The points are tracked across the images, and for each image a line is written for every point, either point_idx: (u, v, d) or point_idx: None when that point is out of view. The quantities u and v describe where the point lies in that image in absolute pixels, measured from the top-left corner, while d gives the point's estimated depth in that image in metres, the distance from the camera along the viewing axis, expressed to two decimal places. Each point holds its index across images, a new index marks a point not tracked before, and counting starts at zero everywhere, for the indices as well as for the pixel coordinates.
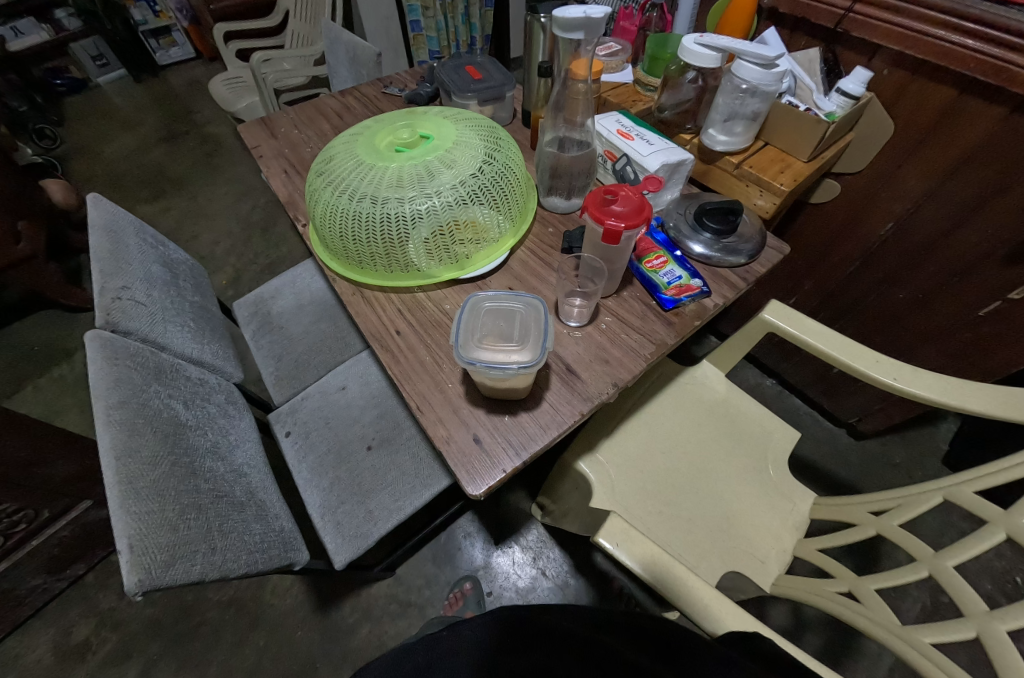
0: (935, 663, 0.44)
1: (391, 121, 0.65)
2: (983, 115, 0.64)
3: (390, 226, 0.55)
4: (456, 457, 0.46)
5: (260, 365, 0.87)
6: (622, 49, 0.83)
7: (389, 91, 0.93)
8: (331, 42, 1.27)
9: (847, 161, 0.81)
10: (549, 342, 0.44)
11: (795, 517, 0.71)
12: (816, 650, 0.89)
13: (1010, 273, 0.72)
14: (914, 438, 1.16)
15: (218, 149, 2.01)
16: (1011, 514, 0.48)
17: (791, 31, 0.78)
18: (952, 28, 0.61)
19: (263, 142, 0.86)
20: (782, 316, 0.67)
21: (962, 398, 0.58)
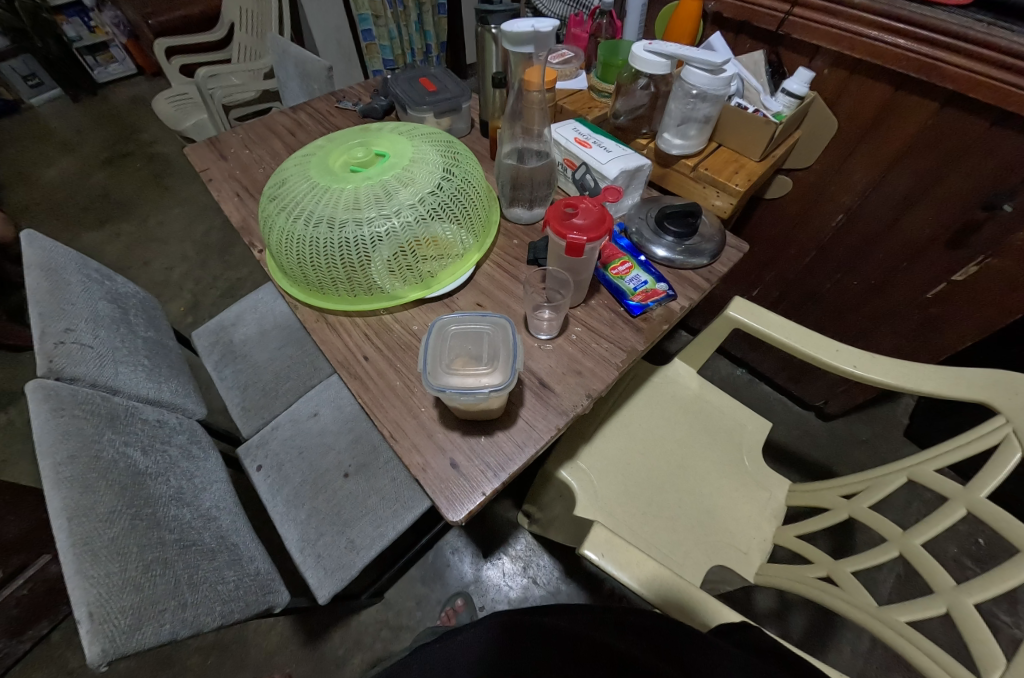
0: (912, 643, 0.45)
1: (345, 140, 0.63)
2: (917, 109, 0.67)
3: (350, 250, 0.54)
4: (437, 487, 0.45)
5: (225, 397, 0.83)
6: (575, 56, 0.84)
7: (342, 105, 0.91)
8: (279, 55, 1.23)
9: (796, 157, 0.84)
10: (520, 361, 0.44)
11: (772, 505, 0.73)
12: (802, 629, 0.93)
13: (952, 256, 0.76)
14: (877, 415, 1.21)
15: (168, 169, 1.92)
16: (969, 490, 0.51)
17: (735, 34, 0.79)
18: (885, 29, 0.64)
19: (212, 164, 0.82)
20: (746, 312, 0.69)
21: (918, 379, 0.60)
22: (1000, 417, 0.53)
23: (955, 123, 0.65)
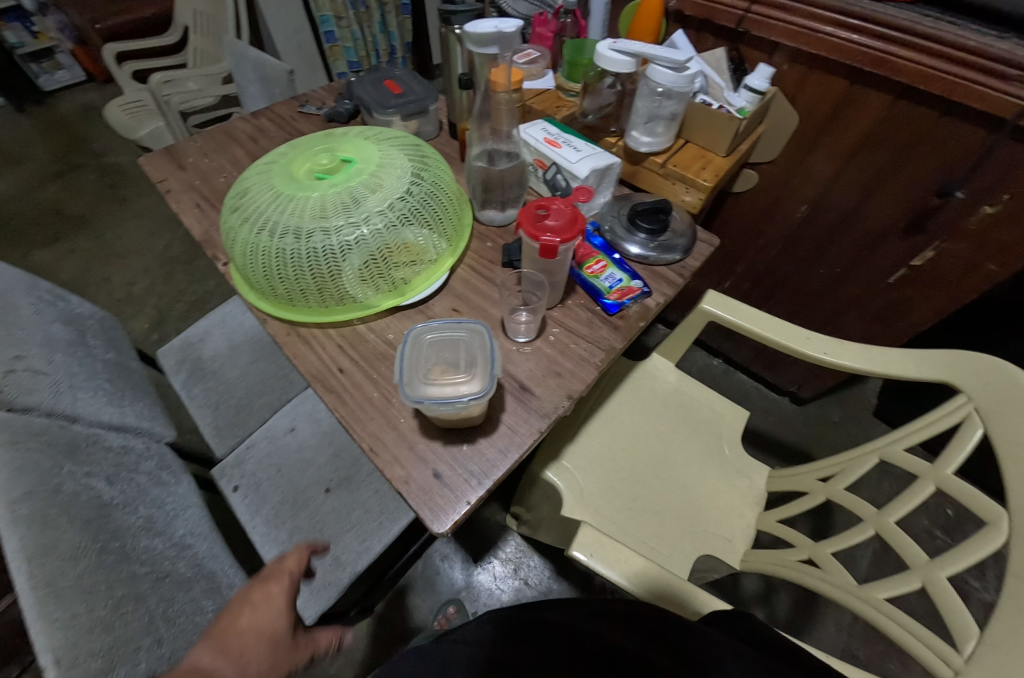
0: (892, 620, 0.47)
1: (308, 146, 0.61)
2: (873, 102, 0.70)
3: (319, 261, 0.52)
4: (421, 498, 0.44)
5: (195, 417, 0.80)
6: (541, 56, 0.84)
7: (306, 109, 0.88)
8: (237, 59, 1.19)
9: (761, 151, 0.86)
10: (497, 367, 0.44)
11: (753, 492, 0.74)
12: (787, 608, 0.95)
13: (910, 242, 0.79)
14: (848, 397, 1.26)
15: (125, 180, 1.83)
16: (938, 467, 0.53)
17: (697, 32, 0.81)
18: (840, 25, 0.66)
19: (169, 174, 0.78)
20: (720, 305, 0.70)
21: (884, 363, 0.63)
22: (963, 396, 0.55)
23: (908, 115, 0.68)
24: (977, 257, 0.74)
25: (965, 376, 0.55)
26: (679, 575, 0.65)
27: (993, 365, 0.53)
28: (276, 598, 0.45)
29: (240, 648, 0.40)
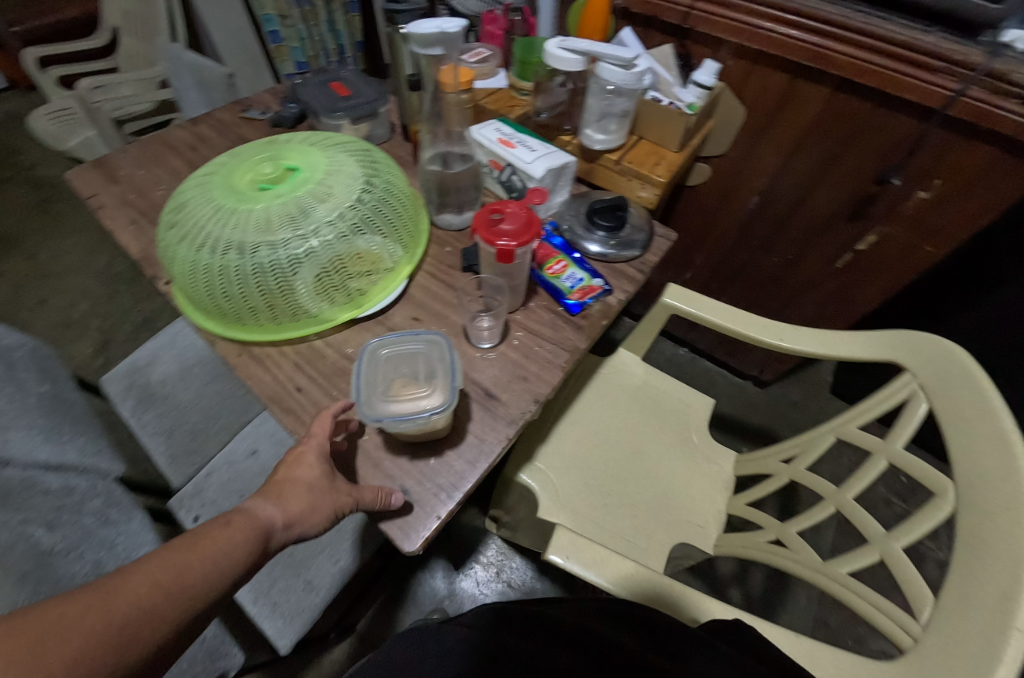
0: (855, 593, 0.49)
1: (250, 154, 0.58)
2: (814, 95, 0.72)
3: (267, 276, 0.50)
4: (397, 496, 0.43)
5: (147, 446, 0.75)
6: (493, 54, 0.82)
7: (248, 114, 0.84)
8: (172, 62, 1.12)
9: (712, 145, 0.88)
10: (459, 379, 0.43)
11: (722, 477, 0.77)
12: (760, 585, 0.99)
13: (854, 228, 0.83)
14: (806, 376, 1.31)
15: (57, 194, 1.70)
16: (889, 443, 0.56)
17: (645, 29, 0.81)
18: (779, 21, 0.68)
19: (100, 189, 0.73)
20: (680, 298, 0.72)
21: (836, 346, 0.65)
22: (907, 373, 0.58)
23: (846, 106, 0.71)
24: (914, 239, 0.78)
25: (909, 355, 0.58)
26: (656, 565, 0.67)
27: (931, 343, 0.57)
28: (308, 455, 0.43)
29: (281, 495, 0.40)
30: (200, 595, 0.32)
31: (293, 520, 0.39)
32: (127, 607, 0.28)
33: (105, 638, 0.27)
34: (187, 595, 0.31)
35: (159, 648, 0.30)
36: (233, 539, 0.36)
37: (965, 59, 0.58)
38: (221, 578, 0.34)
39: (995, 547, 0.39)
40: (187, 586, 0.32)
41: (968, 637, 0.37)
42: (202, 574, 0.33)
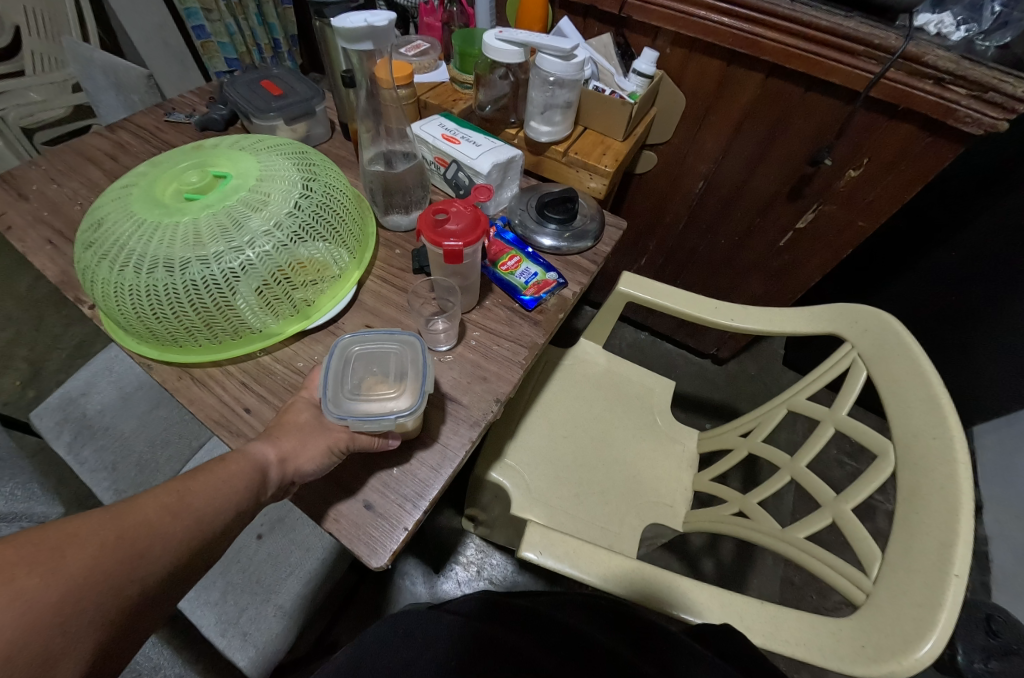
0: (812, 555, 0.52)
1: (173, 163, 0.54)
2: (749, 80, 0.75)
3: (201, 294, 0.46)
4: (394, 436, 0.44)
5: (89, 483, 0.69)
6: (432, 47, 0.81)
7: (173, 118, 0.78)
8: (83, 64, 1.03)
9: (657, 133, 0.89)
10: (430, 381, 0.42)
11: (687, 456, 0.79)
12: (730, 554, 1.04)
13: (794, 208, 0.87)
14: (761, 350, 1.38)
15: None
16: (834, 411, 0.59)
17: (584, 18, 0.81)
18: (711, 9, 0.69)
19: (6, 207, 0.66)
20: (635, 285, 0.73)
21: (782, 322, 0.68)
22: (847, 344, 0.62)
23: (780, 90, 0.73)
24: (848, 215, 0.82)
25: (848, 327, 0.62)
26: (629, 548, 0.68)
27: (867, 313, 0.60)
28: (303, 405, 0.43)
29: (278, 437, 0.40)
30: (210, 522, 0.32)
31: (287, 455, 0.38)
32: (143, 526, 0.28)
33: (118, 552, 0.27)
34: (199, 521, 0.31)
35: (178, 567, 0.30)
36: (239, 477, 0.35)
37: (883, 42, 0.61)
38: (231, 508, 0.33)
39: (932, 501, 0.42)
40: (200, 512, 0.31)
41: (913, 586, 0.40)
42: (213, 503, 0.32)
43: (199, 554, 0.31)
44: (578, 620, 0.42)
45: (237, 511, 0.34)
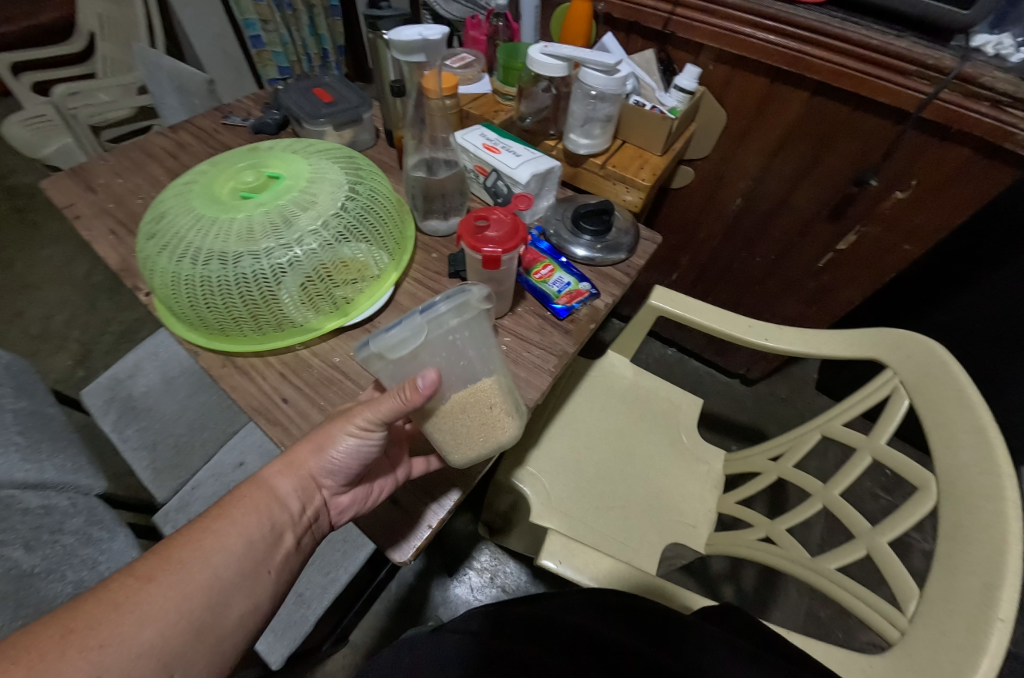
0: (843, 587, 0.50)
1: (231, 162, 0.57)
2: (794, 97, 0.74)
3: (250, 286, 0.49)
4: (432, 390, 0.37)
5: (130, 461, 0.73)
6: (476, 60, 0.83)
7: (230, 121, 0.83)
8: (151, 69, 1.11)
9: (694, 148, 0.89)
10: (475, 287, 0.39)
11: (712, 476, 0.77)
12: (752, 581, 1.01)
13: (835, 229, 0.85)
14: (793, 373, 1.34)
15: (31, 203, 1.66)
16: (872, 439, 0.57)
17: (627, 34, 0.82)
18: (757, 27, 0.69)
19: (76, 198, 0.71)
20: (667, 300, 0.73)
21: (819, 345, 0.66)
22: (889, 370, 0.60)
23: (825, 109, 0.72)
24: (893, 239, 0.80)
25: (890, 353, 0.59)
26: (649, 566, 0.67)
27: (910, 340, 0.58)
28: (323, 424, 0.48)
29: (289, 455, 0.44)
30: (213, 568, 0.35)
31: (293, 463, 0.41)
32: (121, 603, 0.30)
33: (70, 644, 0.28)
34: (202, 570, 0.34)
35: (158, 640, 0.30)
36: (242, 518, 0.38)
37: (937, 63, 0.59)
38: (239, 549, 0.37)
39: (978, 541, 0.40)
40: (201, 562, 0.34)
41: (953, 629, 0.38)
42: (214, 549, 0.36)
43: (211, 599, 0.34)
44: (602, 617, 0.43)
45: (247, 549, 0.37)
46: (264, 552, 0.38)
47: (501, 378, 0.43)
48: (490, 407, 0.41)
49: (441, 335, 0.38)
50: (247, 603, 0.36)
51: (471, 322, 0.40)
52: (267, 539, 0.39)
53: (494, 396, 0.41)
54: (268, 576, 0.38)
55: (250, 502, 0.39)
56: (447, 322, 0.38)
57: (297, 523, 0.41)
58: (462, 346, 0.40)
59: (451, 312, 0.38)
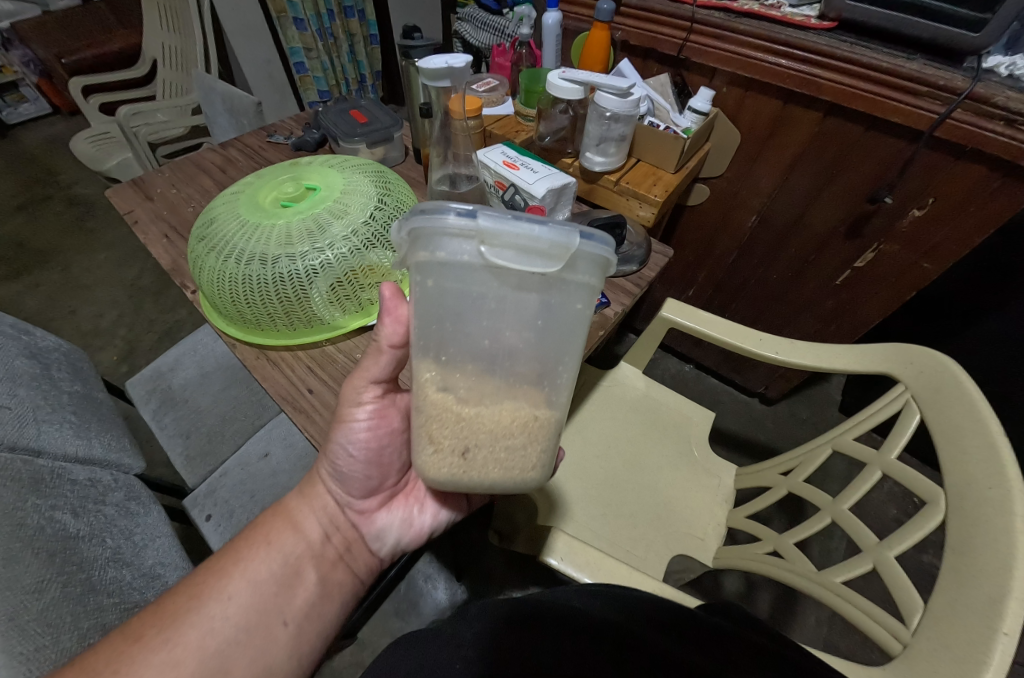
0: (852, 602, 0.50)
1: (274, 175, 0.62)
2: (806, 118, 0.76)
3: (285, 286, 0.54)
4: (399, 321, 0.43)
5: (166, 447, 0.78)
6: (500, 84, 0.89)
7: (273, 139, 0.91)
8: (206, 92, 1.22)
9: (709, 167, 0.92)
10: (485, 217, 0.30)
11: (722, 490, 0.77)
12: (768, 605, 0.98)
13: (852, 246, 0.85)
14: (814, 394, 1.31)
15: (90, 211, 1.81)
16: (882, 453, 0.57)
17: (644, 60, 0.87)
18: (769, 51, 0.72)
19: (135, 206, 0.79)
20: (678, 312, 0.74)
21: (830, 359, 0.67)
22: (901, 385, 0.60)
23: (838, 129, 0.74)
24: (911, 256, 0.80)
25: (902, 367, 0.59)
26: (655, 576, 0.67)
27: (922, 354, 0.58)
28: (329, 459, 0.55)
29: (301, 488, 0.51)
30: (211, 621, 0.39)
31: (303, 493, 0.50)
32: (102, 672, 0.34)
33: None
34: (203, 624, 0.38)
35: None
36: (259, 557, 0.44)
37: (948, 84, 0.61)
38: (247, 597, 0.41)
39: (986, 555, 0.40)
40: (202, 617, 0.39)
41: (957, 642, 0.37)
42: (219, 599, 0.40)
43: (205, 666, 0.37)
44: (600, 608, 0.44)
45: (254, 600, 0.41)
46: (276, 601, 0.42)
47: (466, 407, 0.34)
48: (432, 421, 0.35)
49: (431, 266, 0.33)
50: (253, 668, 0.39)
51: (474, 272, 0.32)
52: (279, 581, 0.44)
53: (448, 406, 0.35)
54: (283, 628, 0.42)
55: (268, 538, 0.46)
56: (437, 249, 0.32)
57: (323, 556, 0.48)
58: (455, 297, 0.33)
59: (444, 239, 0.31)
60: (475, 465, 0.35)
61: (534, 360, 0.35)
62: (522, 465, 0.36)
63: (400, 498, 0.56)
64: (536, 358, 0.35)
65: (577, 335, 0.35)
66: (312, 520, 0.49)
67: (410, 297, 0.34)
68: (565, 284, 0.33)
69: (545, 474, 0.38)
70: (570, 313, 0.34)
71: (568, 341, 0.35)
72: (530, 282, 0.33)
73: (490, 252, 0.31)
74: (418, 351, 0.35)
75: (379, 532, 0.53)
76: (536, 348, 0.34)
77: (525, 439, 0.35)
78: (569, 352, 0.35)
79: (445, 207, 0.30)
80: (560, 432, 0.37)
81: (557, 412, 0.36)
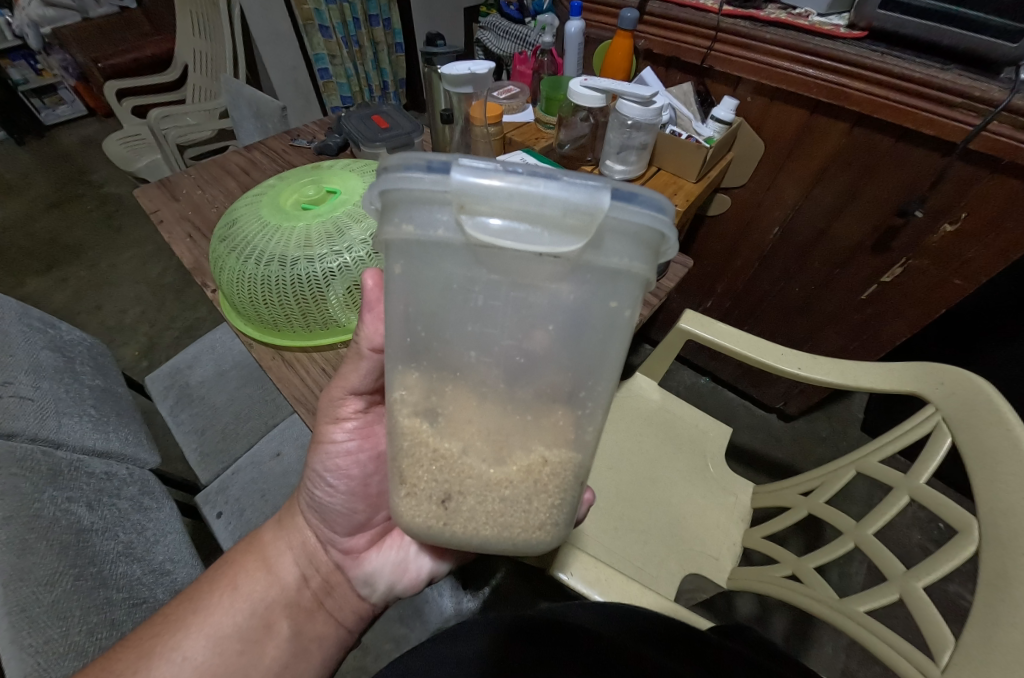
0: (873, 633, 0.47)
1: (296, 177, 0.63)
2: (834, 127, 0.74)
3: (303, 287, 0.54)
4: (380, 318, 0.41)
5: (181, 442, 0.80)
6: (521, 92, 0.90)
7: (297, 143, 0.92)
8: (233, 96, 1.25)
9: (731, 177, 0.90)
10: (461, 174, 0.27)
11: (738, 508, 0.75)
12: (784, 629, 0.95)
13: (879, 260, 0.82)
14: (835, 412, 1.27)
15: (119, 210, 1.86)
16: (910, 477, 0.54)
17: (666, 68, 0.86)
18: (796, 60, 0.71)
19: (161, 205, 0.81)
20: (696, 324, 0.73)
21: (856, 377, 0.65)
22: (931, 406, 0.57)
23: (866, 139, 0.72)
24: (942, 272, 0.77)
25: (932, 388, 0.57)
26: (667, 595, 0.65)
27: (953, 375, 0.56)
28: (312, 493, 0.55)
29: (284, 522, 0.52)
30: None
31: (280, 529, 0.52)
32: None
33: None
34: None
35: None
36: (226, 608, 0.45)
37: (984, 95, 0.59)
38: (211, 655, 0.42)
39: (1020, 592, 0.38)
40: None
41: None
42: (173, 660, 0.40)
43: None
44: (608, 625, 0.43)
45: (212, 659, 0.42)
46: (241, 659, 0.43)
47: (446, 445, 0.33)
48: (409, 460, 0.34)
49: (405, 243, 0.30)
50: None
51: (456, 247, 0.29)
52: (247, 639, 0.44)
53: (429, 444, 0.33)
54: None
55: (235, 581, 0.46)
56: (410, 219, 0.29)
57: (298, 604, 0.48)
58: (438, 285, 0.30)
59: (418, 209, 0.29)
60: (459, 518, 0.35)
61: (544, 381, 0.32)
62: (529, 521, 0.35)
63: (393, 537, 0.55)
64: (547, 376, 0.32)
65: (604, 339, 0.31)
66: (288, 560, 0.50)
67: (387, 286, 0.32)
68: (590, 268, 0.29)
69: (558, 531, 0.36)
70: (599, 312, 0.30)
71: (596, 353, 0.31)
72: (533, 259, 0.29)
73: (473, 218, 0.28)
74: (394, 361, 0.33)
75: (369, 572, 0.52)
76: (549, 364, 0.32)
77: (527, 490, 0.34)
78: (604, 373, 0.32)
79: (417, 166, 0.28)
80: (577, 481, 0.35)
81: (571, 458, 0.34)
